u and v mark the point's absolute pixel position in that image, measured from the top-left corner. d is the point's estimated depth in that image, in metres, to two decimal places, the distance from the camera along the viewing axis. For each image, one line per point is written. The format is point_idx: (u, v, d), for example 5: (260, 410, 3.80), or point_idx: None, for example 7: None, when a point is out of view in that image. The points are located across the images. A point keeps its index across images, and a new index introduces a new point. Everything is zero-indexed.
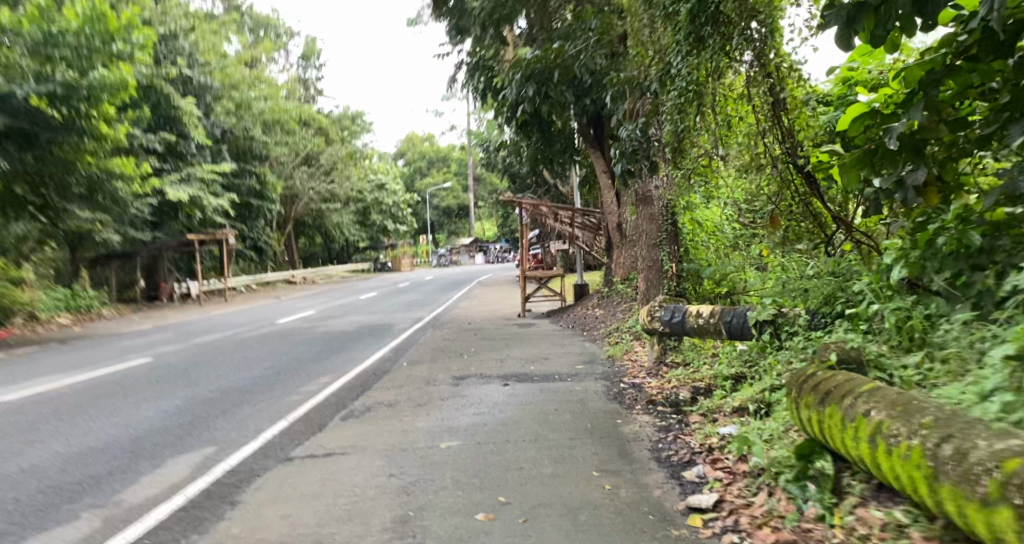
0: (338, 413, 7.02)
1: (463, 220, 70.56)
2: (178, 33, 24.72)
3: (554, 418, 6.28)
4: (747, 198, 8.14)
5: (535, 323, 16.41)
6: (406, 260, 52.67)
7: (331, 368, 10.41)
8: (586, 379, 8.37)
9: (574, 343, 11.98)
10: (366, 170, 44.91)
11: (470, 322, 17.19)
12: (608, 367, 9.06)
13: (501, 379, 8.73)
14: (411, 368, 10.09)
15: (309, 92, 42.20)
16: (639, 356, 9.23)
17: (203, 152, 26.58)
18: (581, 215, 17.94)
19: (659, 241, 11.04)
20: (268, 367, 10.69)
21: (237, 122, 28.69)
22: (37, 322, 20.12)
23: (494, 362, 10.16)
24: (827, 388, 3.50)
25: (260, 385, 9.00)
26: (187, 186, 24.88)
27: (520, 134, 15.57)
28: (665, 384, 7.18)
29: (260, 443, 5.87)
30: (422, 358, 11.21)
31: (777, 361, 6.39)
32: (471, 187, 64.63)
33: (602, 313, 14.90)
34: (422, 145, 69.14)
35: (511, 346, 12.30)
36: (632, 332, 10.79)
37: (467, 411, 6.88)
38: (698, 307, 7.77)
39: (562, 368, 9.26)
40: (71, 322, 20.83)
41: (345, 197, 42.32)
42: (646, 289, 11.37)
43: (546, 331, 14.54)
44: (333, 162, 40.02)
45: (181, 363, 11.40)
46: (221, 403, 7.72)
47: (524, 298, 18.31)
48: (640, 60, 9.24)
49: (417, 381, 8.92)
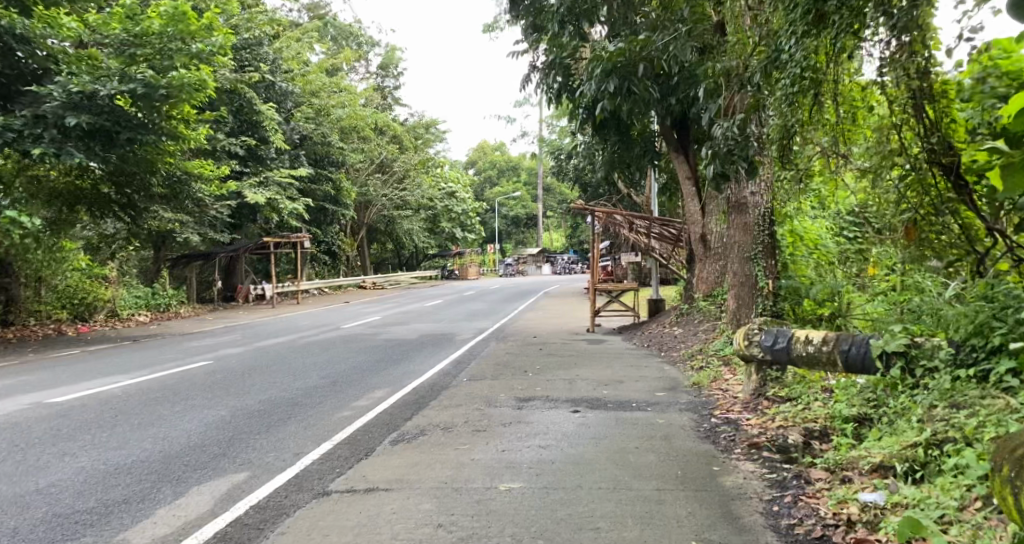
0: (390, 435, 6.21)
1: (533, 231, 69.83)
2: (263, 39, 24.70)
3: (636, 459, 5.29)
4: (872, 208, 6.99)
5: (607, 339, 15.35)
6: (474, 270, 52.21)
7: (387, 380, 9.67)
8: (669, 410, 7.31)
9: (651, 365, 10.89)
10: (437, 178, 44.72)
11: (536, 336, 16.27)
12: (694, 397, 7.96)
13: (571, 404, 7.76)
14: (473, 386, 9.23)
15: (386, 100, 42.33)
16: (732, 386, 8.12)
17: (282, 157, 26.51)
18: (659, 225, 16.83)
19: (753, 254, 9.91)
20: (323, 377, 10.03)
21: (316, 129, 28.49)
22: (116, 318, 20.17)
23: (563, 383, 9.19)
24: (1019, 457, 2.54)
25: (312, 396, 8.30)
26: (264, 190, 24.51)
27: (596, 137, 14.70)
28: (767, 423, 6.09)
29: (299, 469, 5.11)
30: (486, 374, 10.33)
31: (919, 407, 5.25)
32: (542, 198, 63.90)
33: (681, 332, 13.75)
34: (495, 155, 68.83)
35: (584, 364, 11.30)
36: (722, 357, 9.68)
37: (531, 443, 5.94)
38: (807, 332, 6.64)
39: (640, 395, 8.22)
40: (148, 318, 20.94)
41: (417, 204, 42.14)
42: (736, 310, 10.22)
43: (617, 349, 13.48)
44: (407, 169, 39.80)
45: (239, 368, 10.89)
46: (266, 417, 7.02)
47: (595, 312, 17.28)
48: (742, 50, 8.13)
49: (477, 401, 8.04)
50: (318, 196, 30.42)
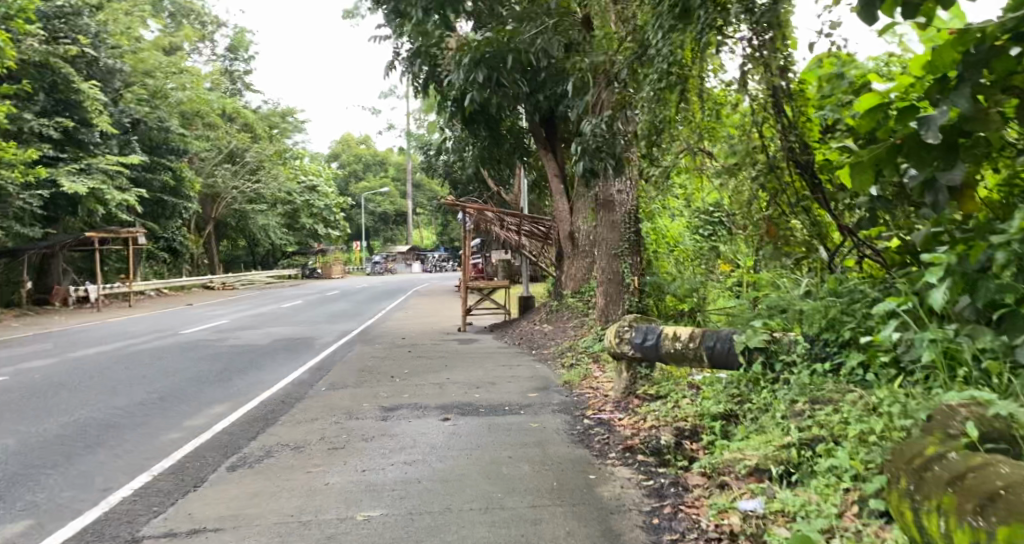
0: (223, 465, 5.58)
1: (400, 227, 68.50)
2: (83, 10, 22.23)
3: (502, 474, 4.98)
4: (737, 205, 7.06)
5: (477, 339, 15.07)
6: (338, 266, 50.41)
7: (234, 393, 8.84)
8: (541, 413, 7.11)
9: (522, 365, 10.70)
10: (296, 171, 42.65)
11: (404, 336, 15.69)
12: (566, 398, 7.80)
13: (439, 411, 7.35)
14: (332, 395, 8.63)
15: (235, 86, 39.84)
16: (604, 384, 8.01)
17: (109, 143, 24.11)
18: (528, 221, 16.74)
19: (620, 250, 9.90)
20: (157, 391, 9.02)
21: (150, 112, 26.11)
22: None
23: (430, 389, 8.77)
24: (992, 491, 2.48)
25: (139, 418, 7.44)
26: (85, 178, 22.14)
27: (466, 130, 14.46)
28: (639, 424, 5.95)
29: (98, 516, 4.44)
30: (347, 381, 9.74)
31: (779, 402, 5.24)
32: (408, 192, 62.71)
33: (551, 329, 13.79)
34: (358, 148, 66.95)
35: (454, 367, 10.94)
36: (593, 355, 9.63)
37: (395, 460, 5.48)
38: (676, 329, 6.59)
39: (511, 398, 7.96)
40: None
41: (273, 198, 39.97)
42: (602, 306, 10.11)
43: (487, 349, 13.22)
44: (261, 160, 37.65)
45: (54, 385, 9.61)
46: (71, 445, 6.25)
47: (464, 310, 16.94)
48: (610, 45, 8.05)
49: (337, 413, 7.45)
50: (156, 187, 27.95)
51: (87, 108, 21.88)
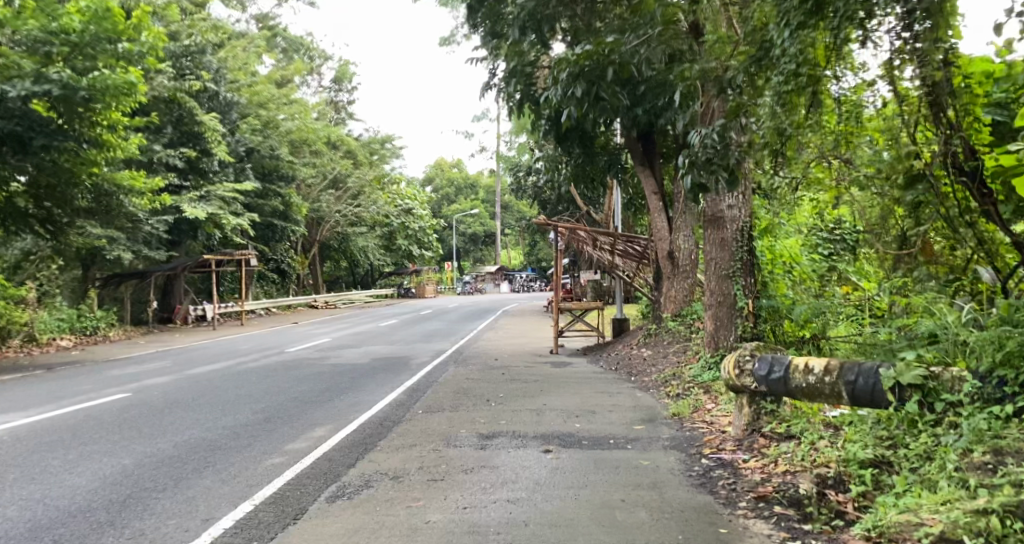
0: (324, 495, 5.28)
1: (490, 248, 68.89)
2: (207, 48, 23.23)
3: (621, 520, 4.42)
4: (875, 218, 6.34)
5: (571, 362, 14.55)
6: (431, 287, 51.05)
7: (331, 415, 8.67)
8: (654, 448, 6.53)
9: (623, 392, 10.11)
10: (393, 195, 43.49)
11: (497, 358, 15.34)
12: (677, 432, 7.18)
13: (540, 441, 6.89)
14: (430, 420, 8.33)
15: (339, 115, 41.11)
16: (721, 419, 7.30)
17: (225, 170, 25.15)
18: (624, 241, 16.14)
19: (731, 272, 9.20)
20: (258, 411, 8.94)
21: (263, 141, 27.06)
22: (34, 343, 18.25)
23: (528, 416, 8.32)
24: None
25: (243, 439, 7.31)
26: (205, 204, 23.08)
27: (560, 148, 14.11)
28: (770, 468, 5.27)
29: None
30: (444, 405, 9.43)
31: (951, 451, 4.49)
32: (500, 215, 63.02)
33: (650, 354, 13.11)
34: (450, 172, 67.95)
35: (551, 392, 10.46)
36: (705, 385, 8.95)
37: (498, 496, 5.03)
38: (807, 360, 5.88)
39: (616, 429, 7.41)
40: (74, 343, 19.16)
41: (371, 221, 40.84)
42: (714, 332, 9.42)
43: (583, 374, 12.68)
44: (361, 185, 38.55)
45: (163, 402, 9.68)
46: (178, 467, 6.14)
47: (557, 332, 16.46)
48: (721, 50, 7.35)
49: (434, 440, 7.12)
50: (267, 212, 28.93)
51: (207, 139, 22.85)
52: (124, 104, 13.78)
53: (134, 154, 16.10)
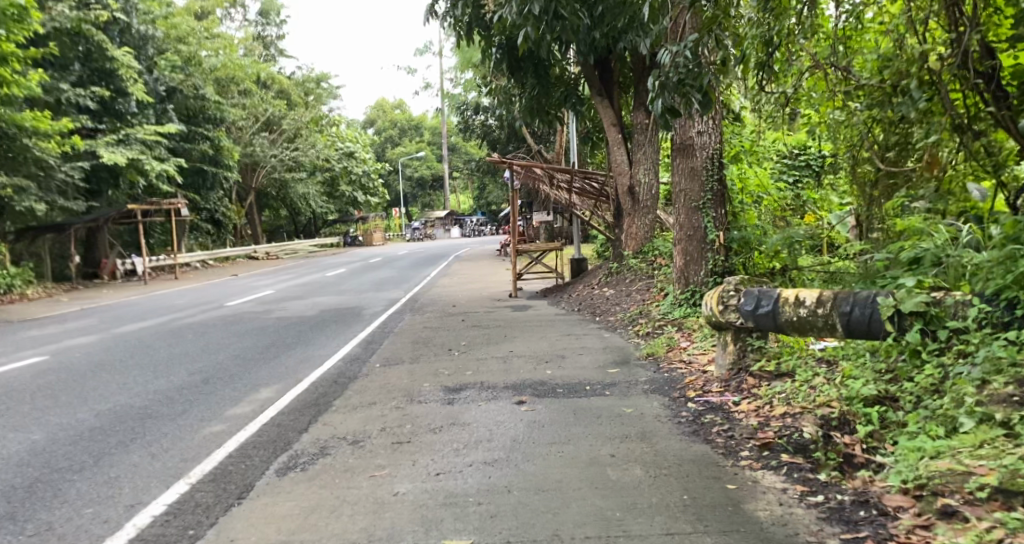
0: (272, 467, 4.68)
1: (438, 193, 67.67)
2: None
3: (611, 479, 3.96)
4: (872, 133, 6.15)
5: (532, 305, 14.10)
6: (379, 234, 49.89)
7: (280, 373, 8.04)
8: (632, 393, 6.12)
9: (589, 334, 9.71)
10: (333, 138, 41.84)
11: (455, 304, 14.79)
12: (654, 372, 6.79)
13: (512, 393, 6.43)
14: (387, 375, 7.77)
15: (269, 52, 39.00)
16: (701, 357, 6.89)
17: (146, 112, 23.45)
18: (581, 177, 15.60)
19: (701, 203, 8.72)
20: (197, 372, 8.25)
21: (185, 79, 25.33)
22: None
23: (494, 365, 7.87)
24: None
25: (178, 404, 6.63)
26: (124, 148, 21.50)
27: (514, 77, 13.60)
28: (767, 410, 4.85)
29: None
30: (402, 355, 8.89)
31: (965, 383, 4.12)
32: (447, 157, 61.58)
33: (612, 292, 12.69)
34: (391, 114, 66.08)
35: (514, 337, 10.00)
36: (677, 322, 8.55)
37: (472, 459, 4.53)
38: (797, 291, 5.45)
39: (589, 374, 7.01)
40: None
41: (311, 166, 39.32)
42: (683, 267, 8.96)
43: (546, 316, 12.25)
44: (297, 128, 36.90)
45: (87, 367, 8.87)
46: (99, 442, 5.45)
47: (515, 275, 15.91)
48: None
49: (396, 397, 6.61)
50: (195, 157, 27.38)
51: (121, 77, 21.24)
52: (14, 32, 12.52)
53: (31, 89, 14.81)
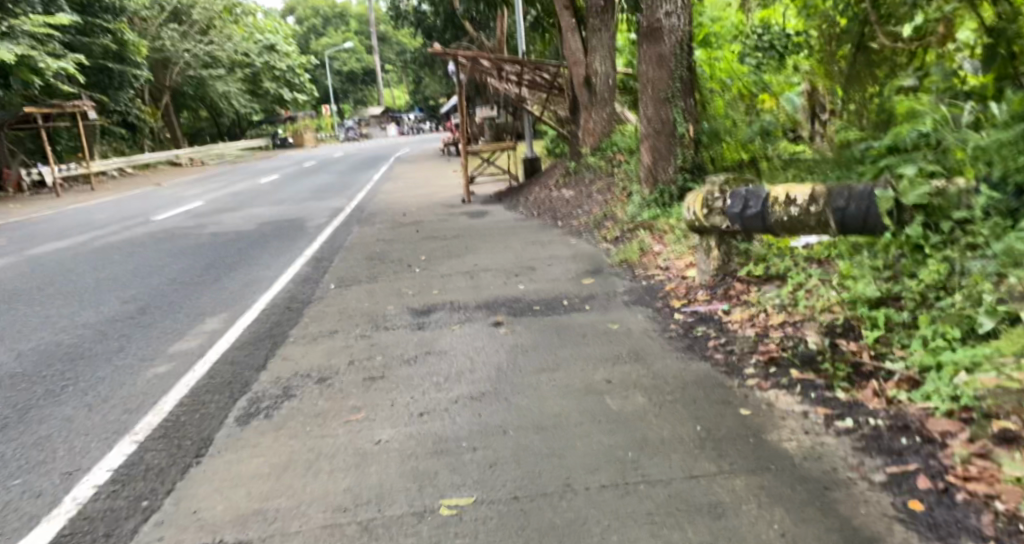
0: (229, 416, 4.22)
1: (371, 88, 64.78)
2: None
3: (611, 410, 3.66)
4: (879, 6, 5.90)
5: (487, 210, 13.61)
6: (311, 134, 47.71)
7: (225, 298, 7.46)
8: (612, 306, 5.82)
9: (555, 240, 9.34)
10: (252, 30, 38.94)
11: (405, 212, 14.15)
12: (632, 282, 6.48)
13: (486, 314, 6.07)
14: (345, 297, 7.29)
15: None
16: (680, 262, 6.55)
17: (30, 0, 21.14)
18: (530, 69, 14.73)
19: (669, 94, 8.23)
20: (131, 300, 7.58)
21: None
22: None
23: (460, 283, 7.47)
24: None
25: (114, 340, 6.04)
26: (12, 43, 19.33)
27: None
28: (762, 318, 4.53)
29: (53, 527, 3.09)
30: (358, 274, 8.39)
31: (982, 280, 3.88)
32: (377, 49, 58.53)
33: (571, 193, 12.27)
34: (313, 1, 62.04)
35: (476, 248, 9.57)
36: (646, 224, 8.17)
37: (457, 394, 4.19)
38: (788, 189, 4.96)
39: (565, 289, 6.68)
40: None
41: (229, 61, 36.74)
42: (651, 165, 8.50)
43: (504, 222, 11.80)
44: (211, 18, 34.06)
45: (4, 298, 8.10)
46: (26, 392, 4.89)
47: (467, 178, 15.27)
48: None
49: (361, 324, 6.18)
50: (95, 52, 25.06)
51: None
52: None
53: None
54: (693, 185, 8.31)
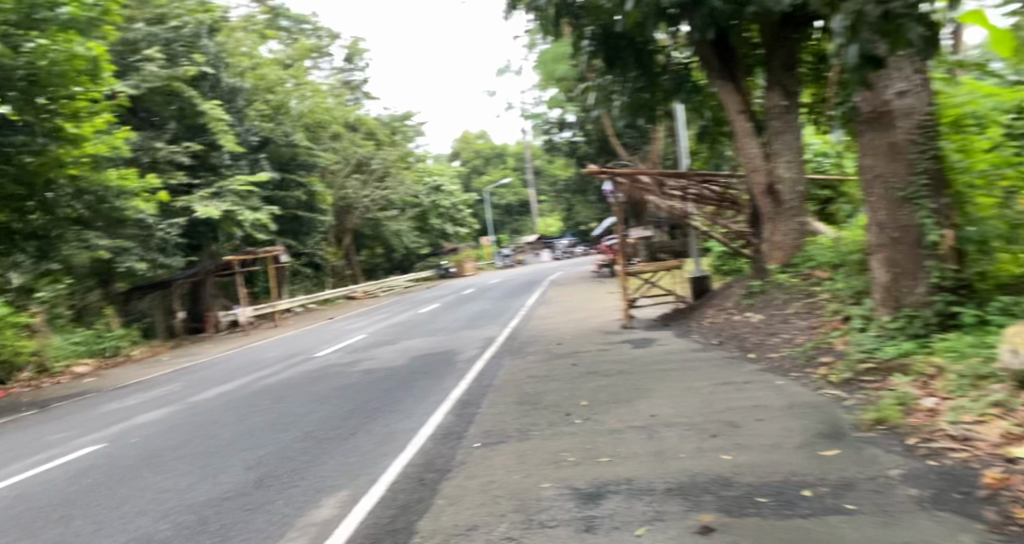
0: None
1: (526, 217, 66.19)
2: (202, 29, 20.25)
3: None
4: None
5: (654, 337, 11.71)
6: (470, 264, 48.41)
7: (351, 463, 6.03)
8: (899, 506, 3.71)
9: (754, 381, 7.21)
10: (421, 173, 40.70)
11: (560, 342, 12.51)
12: (905, 460, 4.32)
13: (686, 507, 4.10)
14: (487, 464, 5.60)
15: (355, 94, 38.33)
16: (987, 433, 4.38)
17: (238, 163, 22.64)
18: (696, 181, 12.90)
19: (910, 192, 6.34)
20: (251, 466, 6.32)
21: (275, 127, 24.42)
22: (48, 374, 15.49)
23: (638, 444, 5.55)
24: None
25: (202, 535, 4.65)
26: (218, 201, 20.58)
27: (618, 71, 11.48)
28: None
29: None
30: (507, 427, 6.74)
31: None
32: (534, 183, 59.85)
33: (757, 318, 10.11)
34: (478, 143, 65.07)
35: (650, 390, 7.65)
36: (895, 365, 5.99)
37: None
38: None
39: (794, 463, 4.59)
40: (94, 365, 16.87)
41: (401, 202, 38.30)
42: (891, 283, 6.56)
43: (678, 353, 9.82)
44: (386, 165, 35.98)
45: (130, 460, 7.17)
46: None
47: (628, 302, 13.50)
48: None
49: (509, 514, 4.40)
50: (289, 204, 26.46)
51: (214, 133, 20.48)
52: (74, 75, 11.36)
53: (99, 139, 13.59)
54: (960, 309, 6.21)
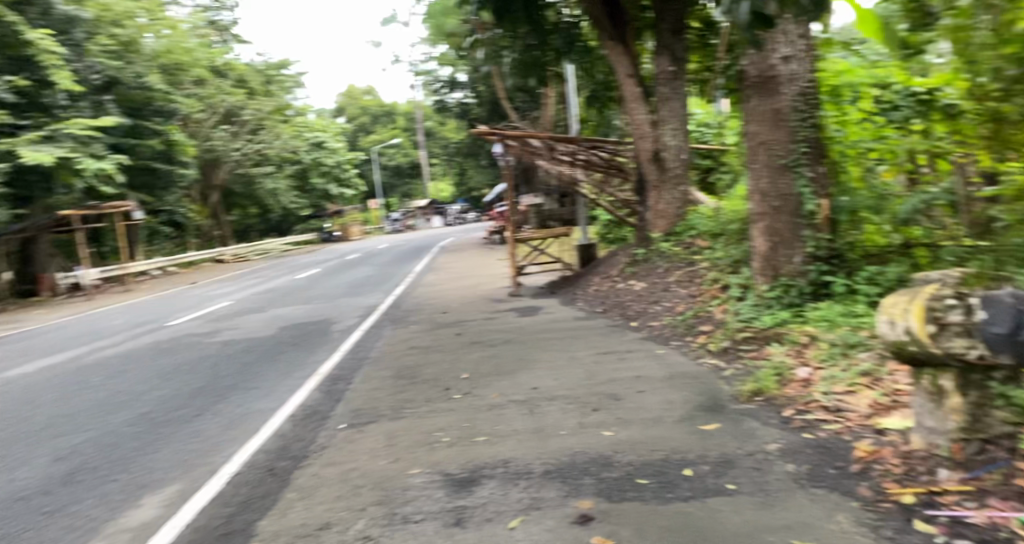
0: None
1: (416, 180, 64.90)
2: None
3: None
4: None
5: (539, 305, 11.52)
6: (355, 227, 46.87)
7: (193, 450, 5.39)
8: (779, 485, 3.58)
9: (636, 350, 7.10)
10: (300, 129, 38.67)
11: (444, 311, 12.10)
12: (783, 433, 4.24)
13: (563, 493, 3.83)
14: (353, 447, 5.13)
15: (224, 39, 35.64)
16: (858, 403, 4.37)
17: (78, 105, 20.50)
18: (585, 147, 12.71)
19: (791, 160, 6.29)
20: (73, 455, 5.55)
21: (125, 67, 22.15)
22: None
23: (516, 421, 5.25)
24: None
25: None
26: (53, 146, 18.56)
27: (503, 26, 11.08)
28: None
29: None
30: (379, 404, 6.28)
31: None
32: (423, 144, 58.46)
33: (640, 286, 10.07)
34: (363, 101, 62.74)
35: (532, 360, 7.39)
36: (771, 335, 5.99)
37: None
38: None
39: (676, 439, 4.42)
40: None
41: (278, 159, 36.26)
42: (769, 252, 6.54)
43: (562, 321, 9.64)
44: (260, 118, 33.87)
45: None
46: None
47: (515, 269, 13.24)
48: None
49: (371, 507, 3.99)
50: (143, 154, 24.29)
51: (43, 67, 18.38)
52: None
53: None
54: (832, 279, 6.30)
